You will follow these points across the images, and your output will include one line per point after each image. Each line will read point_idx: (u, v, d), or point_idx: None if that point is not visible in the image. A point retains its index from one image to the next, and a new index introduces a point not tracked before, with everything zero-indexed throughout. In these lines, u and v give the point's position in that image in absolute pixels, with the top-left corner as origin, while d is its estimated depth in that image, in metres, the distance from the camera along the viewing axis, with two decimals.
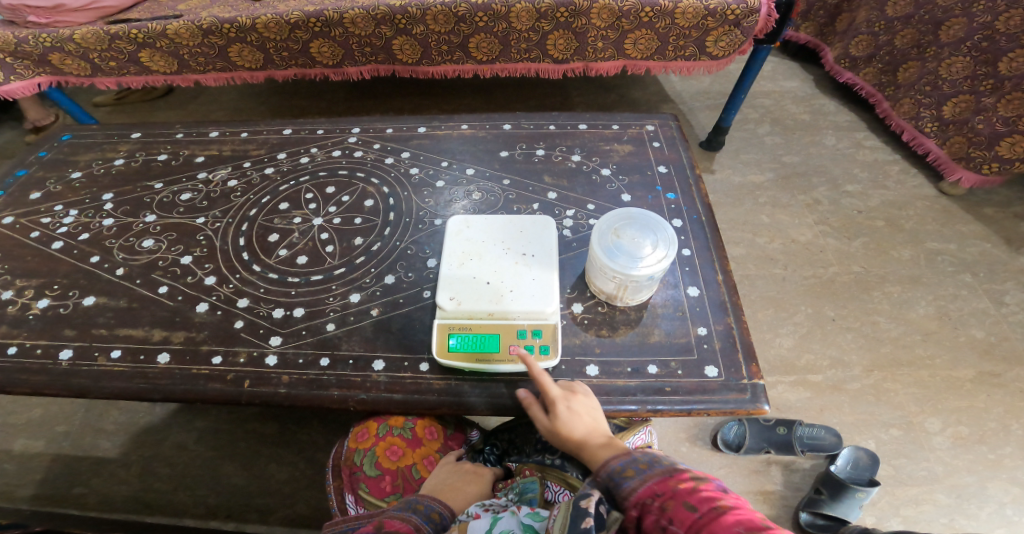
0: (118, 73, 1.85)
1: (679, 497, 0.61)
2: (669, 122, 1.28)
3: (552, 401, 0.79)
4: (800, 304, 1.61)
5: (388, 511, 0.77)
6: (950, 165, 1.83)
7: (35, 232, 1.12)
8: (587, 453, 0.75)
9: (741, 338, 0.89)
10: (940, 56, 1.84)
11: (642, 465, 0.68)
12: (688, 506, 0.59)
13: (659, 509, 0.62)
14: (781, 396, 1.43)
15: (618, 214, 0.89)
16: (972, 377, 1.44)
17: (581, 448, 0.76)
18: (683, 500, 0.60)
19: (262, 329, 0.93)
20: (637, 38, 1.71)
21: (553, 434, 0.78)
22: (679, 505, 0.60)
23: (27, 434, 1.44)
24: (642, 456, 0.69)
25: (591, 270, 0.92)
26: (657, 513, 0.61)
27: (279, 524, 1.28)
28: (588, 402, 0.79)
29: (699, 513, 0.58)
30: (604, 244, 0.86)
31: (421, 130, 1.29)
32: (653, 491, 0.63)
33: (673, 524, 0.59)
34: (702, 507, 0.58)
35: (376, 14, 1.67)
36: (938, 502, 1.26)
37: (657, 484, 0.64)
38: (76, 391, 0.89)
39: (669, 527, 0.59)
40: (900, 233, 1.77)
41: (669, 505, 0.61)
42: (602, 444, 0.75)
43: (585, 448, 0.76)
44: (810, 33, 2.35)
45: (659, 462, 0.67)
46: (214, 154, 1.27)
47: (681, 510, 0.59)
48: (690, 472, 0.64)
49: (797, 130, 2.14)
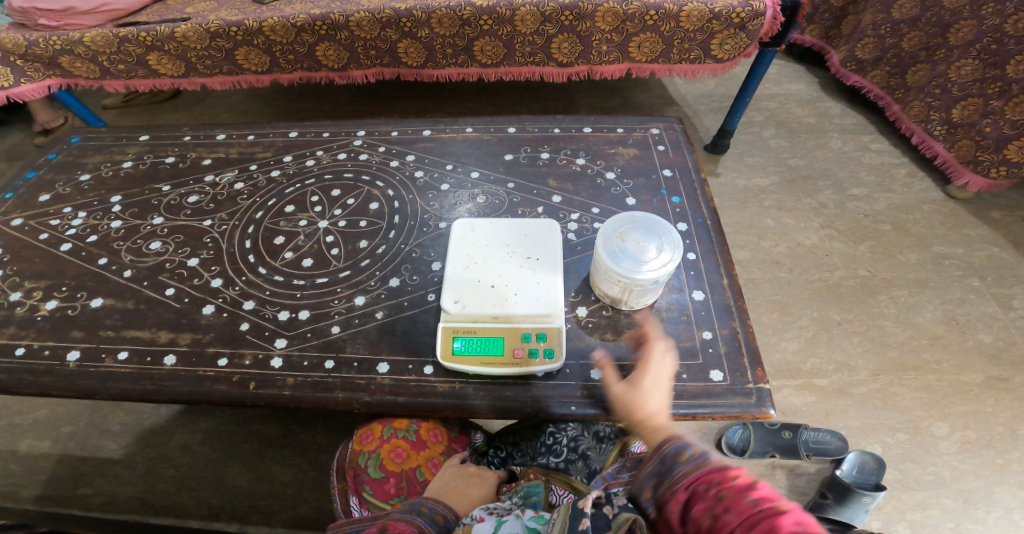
0: (126, 76, 1.86)
1: (739, 487, 0.56)
2: (674, 125, 1.28)
3: (643, 369, 0.77)
4: (805, 308, 1.60)
5: (392, 513, 0.78)
6: (957, 169, 1.82)
7: (44, 234, 1.13)
8: (651, 427, 0.71)
9: (747, 342, 0.88)
10: (950, 59, 1.83)
11: (701, 452, 0.63)
12: (748, 498, 0.54)
13: (714, 496, 0.57)
14: (786, 400, 1.43)
15: (624, 218, 0.89)
16: (979, 382, 1.43)
17: (646, 422, 0.72)
18: (743, 491, 0.55)
19: (267, 332, 0.94)
20: (641, 42, 1.71)
21: (623, 397, 0.75)
22: (737, 495, 0.55)
23: (33, 434, 1.45)
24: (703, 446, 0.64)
25: (596, 274, 0.92)
26: (712, 499, 0.57)
27: (283, 526, 1.28)
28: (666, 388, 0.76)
29: (760, 506, 0.53)
30: (609, 247, 0.86)
31: (426, 133, 1.30)
32: (708, 479, 0.59)
33: (727, 513, 0.54)
34: (764, 503, 0.53)
35: (382, 18, 1.67)
36: (945, 506, 1.25)
37: (716, 473, 0.59)
38: (83, 392, 0.90)
39: (723, 515, 0.55)
40: (907, 237, 1.76)
41: (727, 494, 0.56)
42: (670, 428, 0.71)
43: (651, 423, 0.71)
44: (816, 35, 2.34)
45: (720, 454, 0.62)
46: (221, 157, 1.28)
47: (739, 500, 0.55)
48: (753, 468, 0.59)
49: (803, 133, 2.13)
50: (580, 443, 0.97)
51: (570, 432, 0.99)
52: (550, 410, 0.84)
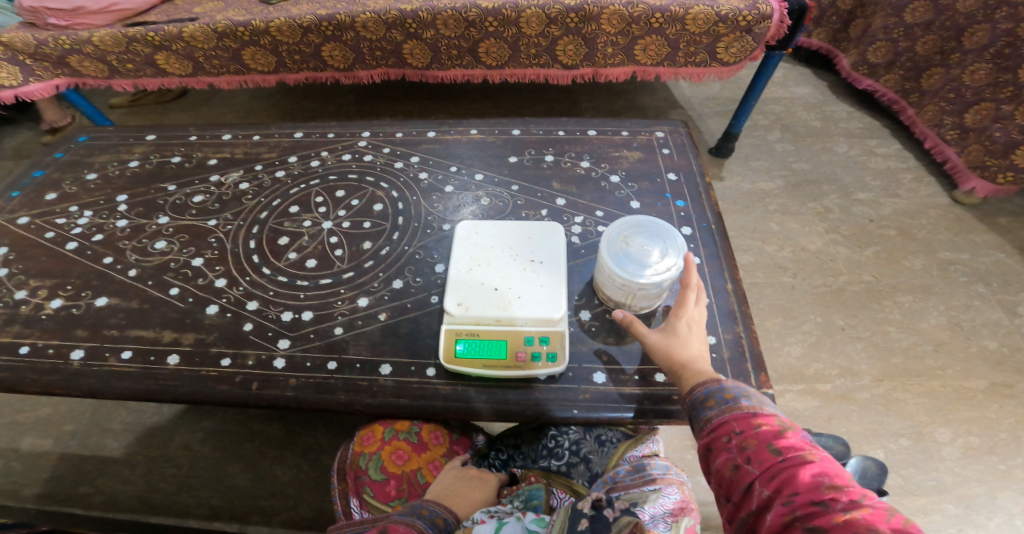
0: (134, 75, 1.87)
1: (761, 438, 0.62)
2: (679, 129, 1.27)
3: (678, 315, 0.80)
4: (809, 312, 1.59)
5: (393, 515, 0.77)
6: (965, 174, 1.82)
7: (50, 233, 1.13)
8: (692, 371, 0.75)
9: (751, 347, 0.88)
10: (964, 63, 1.80)
11: (726, 397, 0.68)
12: (772, 449, 0.60)
13: (737, 448, 0.63)
14: (789, 405, 1.42)
15: (629, 222, 0.89)
16: (984, 388, 1.42)
17: (687, 366, 0.75)
18: (767, 442, 0.61)
19: (271, 332, 0.94)
20: (647, 44, 1.71)
21: (662, 344, 0.79)
22: (760, 445, 0.61)
23: (36, 432, 1.45)
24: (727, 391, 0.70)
25: (600, 277, 0.91)
26: (734, 450, 0.63)
27: (283, 525, 1.29)
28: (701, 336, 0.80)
29: (782, 457, 0.59)
30: (613, 251, 0.86)
31: (431, 134, 1.30)
32: (732, 429, 0.64)
33: (750, 464, 0.60)
34: (788, 453, 0.59)
35: (388, 19, 1.68)
36: (947, 512, 1.24)
37: (738, 422, 0.65)
38: (86, 391, 0.90)
39: (746, 466, 0.61)
40: (912, 242, 1.75)
41: (750, 444, 0.62)
42: (710, 370, 0.75)
43: (692, 366, 0.75)
44: (823, 39, 2.34)
45: (743, 398, 0.68)
46: (226, 157, 1.28)
47: (763, 451, 0.60)
48: (775, 418, 0.64)
49: (808, 136, 2.13)
50: (581, 447, 0.95)
51: (572, 436, 0.97)
52: (552, 414, 0.83)
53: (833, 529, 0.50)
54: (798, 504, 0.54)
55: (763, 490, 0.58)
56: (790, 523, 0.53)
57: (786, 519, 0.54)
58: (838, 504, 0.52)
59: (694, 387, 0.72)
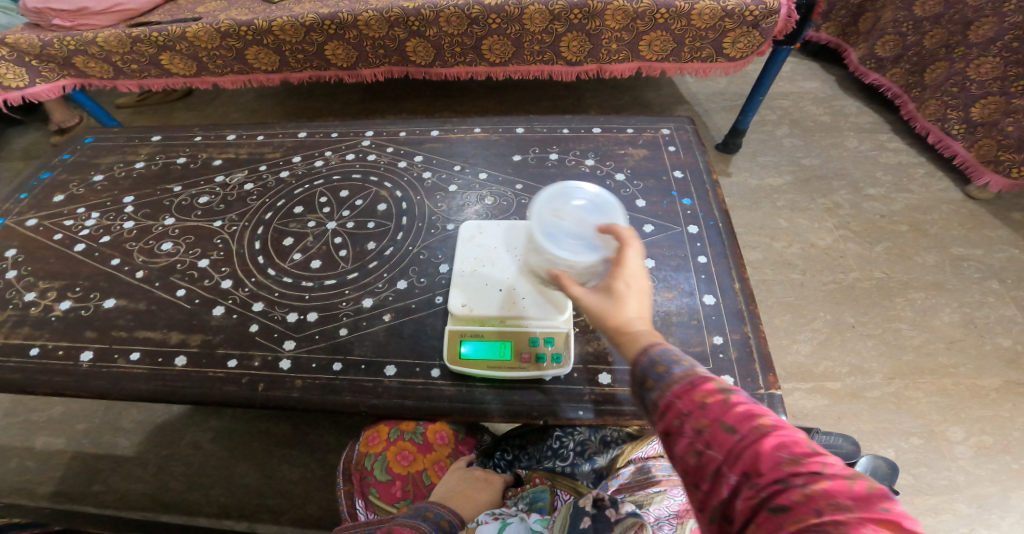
0: (139, 76, 1.88)
1: (711, 415, 0.51)
2: (685, 125, 1.26)
3: (615, 273, 0.67)
4: (819, 309, 1.58)
5: (398, 517, 0.78)
6: (977, 169, 1.78)
7: (58, 235, 1.14)
8: (630, 336, 0.63)
9: (758, 348, 0.87)
10: (968, 57, 1.80)
11: (660, 371, 0.57)
12: (726, 427, 0.50)
13: (690, 431, 0.51)
14: (798, 403, 1.41)
15: (555, 193, 0.79)
16: (997, 386, 1.40)
17: (623, 330, 0.64)
18: (719, 418, 0.50)
19: (276, 334, 0.94)
20: (652, 40, 1.69)
21: (594, 307, 0.66)
22: (714, 425, 0.50)
23: (49, 431, 1.47)
24: (661, 361, 0.58)
25: (533, 262, 0.79)
26: (690, 435, 0.51)
27: (291, 524, 1.30)
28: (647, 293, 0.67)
29: (740, 435, 0.49)
30: (545, 229, 0.75)
31: (434, 133, 1.29)
32: (679, 411, 0.53)
33: (710, 448, 0.50)
34: (744, 428, 0.49)
35: (390, 16, 1.67)
36: (959, 512, 1.23)
37: (682, 399, 0.53)
38: (95, 392, 0.91)
39: (706, 451, 0.50)
40: (924, 238, 1.72)
41: (705, 426, 0.51)
42: (650, 331, 0.63)
43: (630, 330, 0.63)
44: (831, 33, 2.30)
45: (679, 367, 0.57)
46: (231, 157, 1.28)
47: (719, 431, 0.50)
48: (717, 381, 0.54)
49: (817, 131, 2.10)
50: (586, 448, 0.95)
51: (577, 437, 0.97)
52: (558, 415, 0.83)
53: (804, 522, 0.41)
54: (767, 492, 0.44)
55: (730, 478, 0.47)
56: (761, 512, 0.44)
57: (756, 507, 0.45)
58: (803, 480, 0.43)
59: (634, 356, 0.61)
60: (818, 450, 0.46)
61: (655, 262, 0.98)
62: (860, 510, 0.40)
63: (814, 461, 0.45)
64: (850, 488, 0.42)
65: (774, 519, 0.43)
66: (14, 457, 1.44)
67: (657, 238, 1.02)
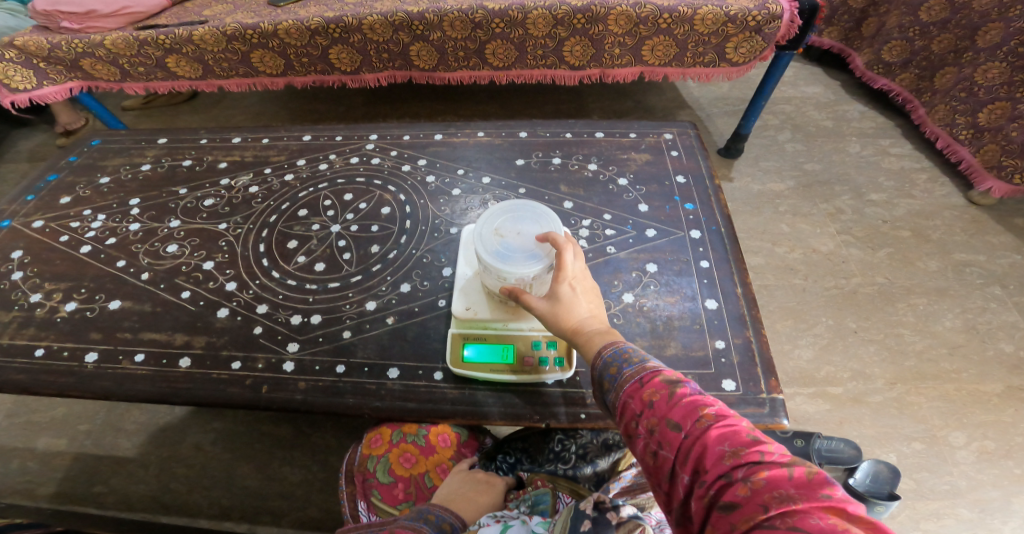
0: (146, 78, 1.90)
1: (660, 414, 0.57)
2: (688, 131, 1.27)
3: (558, 279, 0.75)
4: (821, 315, 1.58)
5: (399, 519, 0.78)
6: (981, 173, 1.78)
7: (64, 236, 1.15)
8: (583, 336, 0.72)
9: (760, 352, 0.87)
10: (976, 62, 1.78)
11: (613, 373, 0.65)
12: (672, 425, 0.56)
13: (646, 432, 0.58)
14: (800, 408, 1.41)
15: (492, 213, 0.85)
16: (999, 392, 1.40)
17: (577, 332, 0.73)
18: (667, 417, 0.57)
19: (280, 336, 0.95)
20: (655, 45, 1.70)
21: (550, 313, 0.76)
22: (663, 424, 0.57)
23: (51, 432, 1.48)
24: (613, 362, 0.66)
25: (491, 280, 0.84)
26: (647, 437, 0.58)
27: (292, 526, 1.30)
28: (592, 293, 0.77)
29: (684, 430, 0.54)
30: (491, 247, 0.80)
31: (438, 137, 1.30)
32: (634, 413, 0.60)
33: (662, 447, 0.55)
34: (687, 424, 0.55)
35: (394, 20, 1.68)
36: (961, 517, 1.22)
37: (635, 400, 0.61)
38: (100, 393, 0.92)
39: (660, 450, 0.56)
40: (927, 244, 1.72)
41: (656, 426, 0.57)
42: (600, 329, 0.72)
43: (582, 331, 0.73)
44: (834, 38, 2.30)
45: (629, 366, 0.64)
46: (236, 160, 1.29)
47: (668, 429, 0.56)
48: (664, 379, 0.61)
49: (819, 136, 2.10)
50: (589, 451, 0.96)
51: (580, 440, 0.98)
52: (560, 418, 0.83)
53: (745, 510, 0.45)
54: (713, 486, 0.49)
55: (681, 477, 0.52)
56: (711, 507, 0.48)
57: (707, 504, 0.49)
58: (740, 470, 0.48)
59: (592, 356, 0.70)
60: (756, 438, 0.51)
61: (657, 267, 0.99)
62: (796, 495, 0.44)
63: (751, 450, 0.49)
64: (786, 475, 0.46)
65: (722, 512, 0.47)
66: (17, 458, 1.44)
67: (660, 243, 1.02)
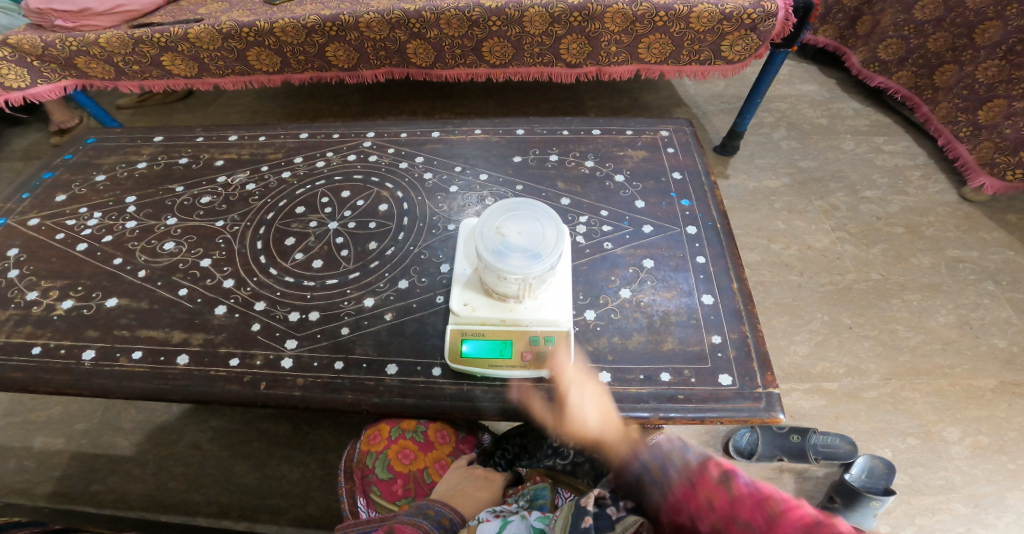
0: (140, 77, 1.89)
1: (710, 504, 0.55)
2: (684, 128, 1.27)
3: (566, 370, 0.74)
4: (816, 311, 1.59)
5: (399, 515, 0.79)
6: (975, 170, 1.80)
7: (60, 234, 1.14)
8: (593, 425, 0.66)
9: (757, 347, 0.88)
10: (976, 60, 1.80)
11: (657, 477, 0.62)
12: (723, 508, 0.54)
13: (701, 524, 0.56)
14: (796, 404, 1.42)
15: (493, 211, 0.86)
16: (993, 387, 1.41)
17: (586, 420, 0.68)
18: (716, 503, 0.54)
19: (278, 333, 0.95)
20: (651, 42, 1.70)
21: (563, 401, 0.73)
22: (714, 511, 0.54)
23: (47, 431, 1.47)
24: (655, 466, 0.64)
25: (490, 278, 0.85)
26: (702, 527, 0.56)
27: (290, 524, 1.30)
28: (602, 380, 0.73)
29: (737, 514, 0.52)
30: (491, 245, 0.80)
31: (435, 134, 1.30)
32: (683, 508, 0.58)
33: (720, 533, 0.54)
34: (736, 505, 0.53)
35: (391, 19, 1.68)
36: (955, 511, 1.24)
37: (681, 499, 0.58)
38: (98, 391, 0.92)
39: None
40: (921, 240, 1.73)
41: (708, 517, 0.55)
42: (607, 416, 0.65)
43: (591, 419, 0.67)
44: (829, 36, 2.32)
45: (670, 466, 0.61)
46: (233, 158, 1.29)
47: (721, 517, 0.54)
48: (702, 466, 0.58)
49: (814, 134, 2.11)
50: None
51: None
52: (558, 413, 0.83)
53: None
54: None
55: None
56: None
57: None
58: None
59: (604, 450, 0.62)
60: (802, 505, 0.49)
61: (654, 262, 0.99)
62: None
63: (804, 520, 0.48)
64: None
65: None
66: (13, 458, 1.44)
67: (656, 239, 1.03)
